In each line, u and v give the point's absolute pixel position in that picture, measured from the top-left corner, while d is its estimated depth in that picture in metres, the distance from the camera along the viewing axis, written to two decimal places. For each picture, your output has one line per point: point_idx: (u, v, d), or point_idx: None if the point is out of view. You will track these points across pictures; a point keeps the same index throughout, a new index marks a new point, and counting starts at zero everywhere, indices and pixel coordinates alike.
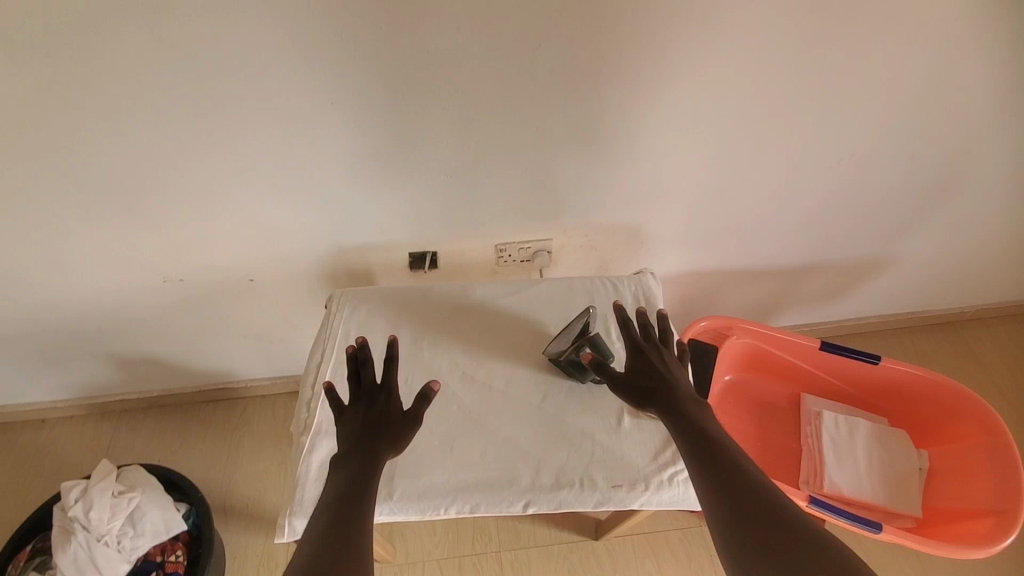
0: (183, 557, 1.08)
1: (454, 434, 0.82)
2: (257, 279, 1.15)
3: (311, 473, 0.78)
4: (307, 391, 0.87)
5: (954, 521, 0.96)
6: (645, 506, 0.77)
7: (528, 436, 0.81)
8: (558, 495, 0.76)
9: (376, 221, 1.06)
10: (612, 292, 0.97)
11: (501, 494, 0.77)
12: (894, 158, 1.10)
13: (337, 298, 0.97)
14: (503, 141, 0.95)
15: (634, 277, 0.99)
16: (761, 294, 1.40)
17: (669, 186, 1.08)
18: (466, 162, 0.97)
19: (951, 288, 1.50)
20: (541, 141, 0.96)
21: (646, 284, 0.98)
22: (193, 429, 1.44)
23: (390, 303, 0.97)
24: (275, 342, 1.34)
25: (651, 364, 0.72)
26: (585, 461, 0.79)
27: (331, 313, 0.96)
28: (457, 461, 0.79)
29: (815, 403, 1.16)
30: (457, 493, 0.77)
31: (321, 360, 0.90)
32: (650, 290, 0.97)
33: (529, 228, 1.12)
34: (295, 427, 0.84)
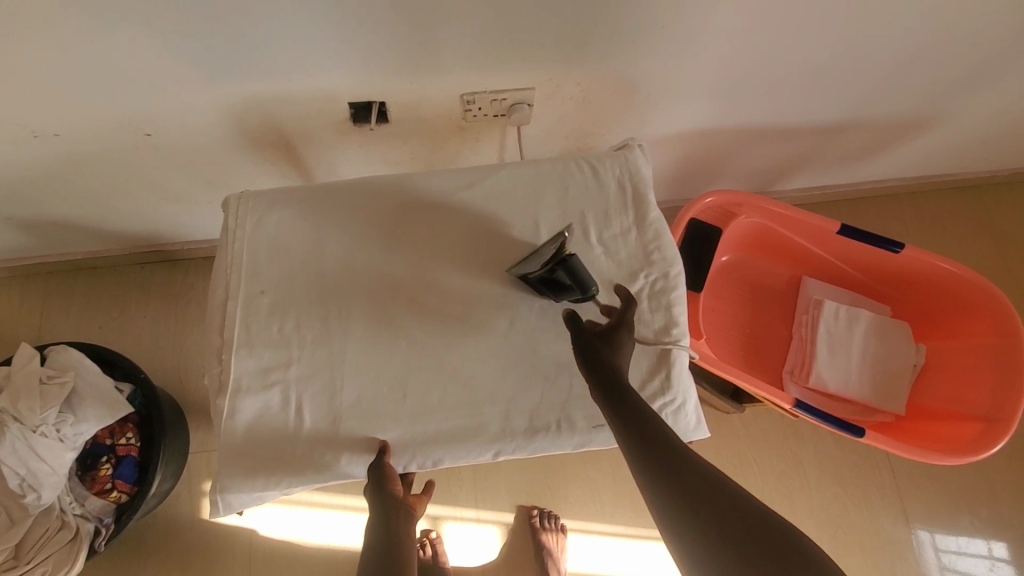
0: (135, 439, 1.05)
1: (406, 370, 0.70)
2: (156, 134, 0.90)
3: (239, 437, 0.67)
4: (216, 338, 0.70)
5: (938, 420, 0.94)
6: None
7: (495, 366, 0.70)
8: (531, 445, 0.68)
9: (297, 60, 0.79)
10: (589, 179, 0.77)
11: (470, 443, 0.68)
12: None
13: (240, 201, 0.74)
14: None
15: (616, 155, 0.78)
16: (777, 157, 1.19)
17: (696, 18, 0.80)
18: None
19: (993, 150, 1.30)
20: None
21: (632, 164, 0.78)
22: (133, 294, 1.29)
23: (311, 197, 0.75)
24: (204, 206, 1.12)
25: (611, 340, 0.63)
26: (562, 398, 0.69)
27: (229, 227, 0.73)
28: (413, 412, 0.68)
29: (816, 289, 1.06)
30: (416, 451, 0.67)
31: (225, 297, 0.70)
32: (637, 173, 0.77)
33: (506, 73, 0.85)
34: (208, 384, 0.69)
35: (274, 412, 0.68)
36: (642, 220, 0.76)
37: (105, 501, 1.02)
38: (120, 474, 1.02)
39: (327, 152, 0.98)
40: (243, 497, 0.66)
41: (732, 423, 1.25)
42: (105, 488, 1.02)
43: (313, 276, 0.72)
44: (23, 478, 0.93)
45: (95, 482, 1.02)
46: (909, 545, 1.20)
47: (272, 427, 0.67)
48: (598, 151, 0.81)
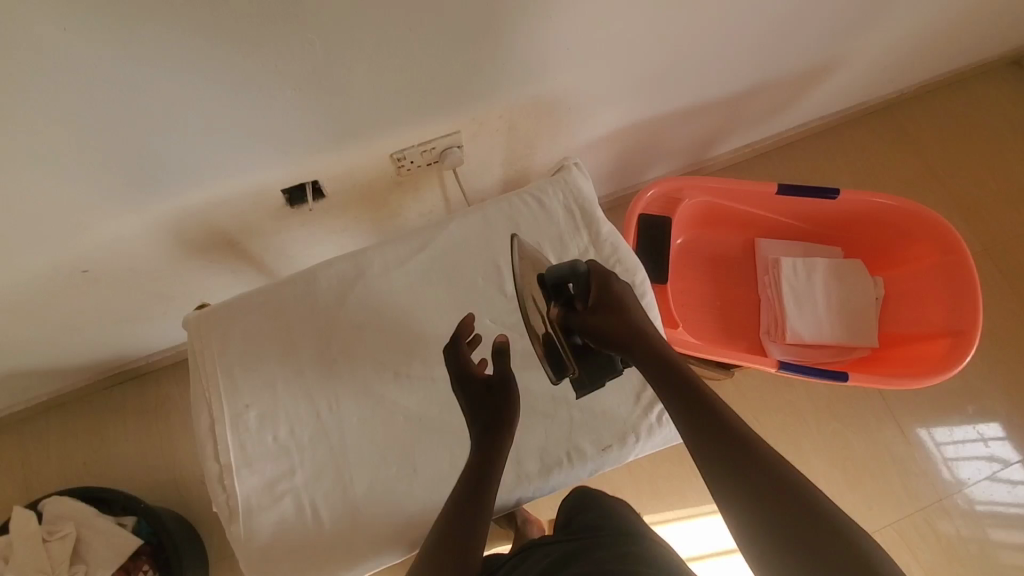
0: (152, 569, 1.02)
1: (412, 444, 0.70)
2: (94, 267, 0.87)
3: (265, 553, 0.66)
4: (213, 465, 0.68)
5: (909, 344, 0.99)
6: (639, 454, 0.72)
7: None
8: (549, 482, 0.69)
9: (220, 165, 0.78)
10: (536, 211, 0.78)
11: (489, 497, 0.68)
12: None
13: (200, 319, 0.73)
14: (365, 20, 0.64)
15: (556, 179, 0.80)
16: (703, 130, 1.23)
17: (601, 32, 0.82)
18: (322, 60, 0.68)
19: (896, 74, 1.37)
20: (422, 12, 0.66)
21: (573, 184, 0.80)
22: (110, 420, 1.25)
23: (272, 295, 0.74)
24: (158, 319, 1.09)
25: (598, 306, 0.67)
26: (565, 430, 0.70)
27: (196, 346, 0.72)
28: (428, 482, 0.69)
29: (771, 248, 1.10)
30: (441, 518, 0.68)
31: (213, 421, 0.69)
32: (580, 193, 0.79)
33: (430, 124, 0.85)
34: (218, 512, 0.68)
35: (294, 520, 0.67)
36: (597, 236, 0.78)
37: None
38: None
39: (271, 238, 0.97)
40: None
41: (726, 389, 1.30)
42: None
43: (292, 378, 0.71)
44: None
45: None
46: (911, 457, 1.27)
47: (291, 534, 0.67)
48: (538, 178, 0.82)
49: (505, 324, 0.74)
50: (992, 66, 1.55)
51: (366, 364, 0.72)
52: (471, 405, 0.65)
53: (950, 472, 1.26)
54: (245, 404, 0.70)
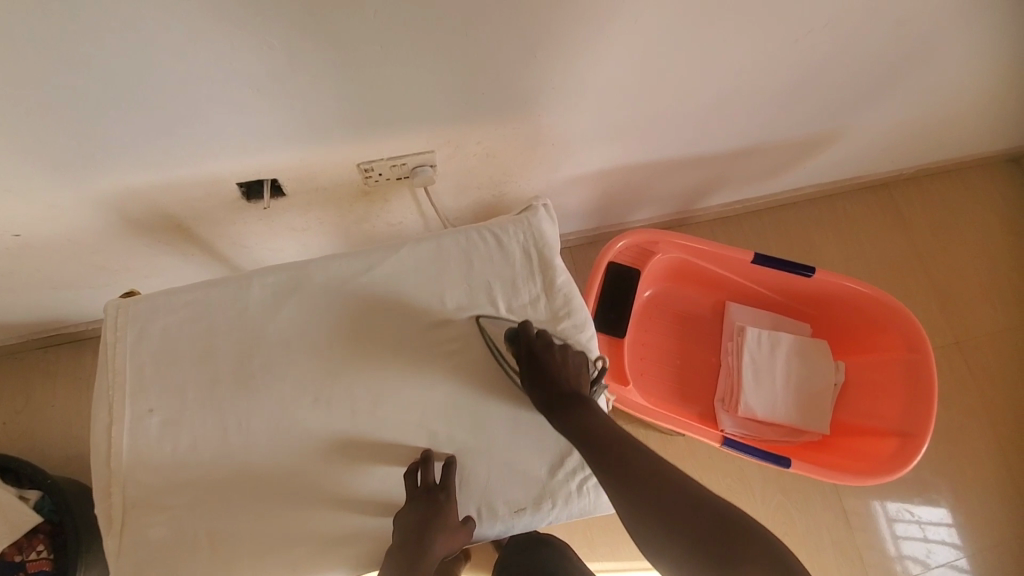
0: (46, 551, 0.97)
1: (317, 477, 0.66)
2: (26, 234, 0.82)
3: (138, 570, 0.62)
4: (103, 470, 0.64)
5: (859, 437, 0.97)
6: (554, 521, 0.69)
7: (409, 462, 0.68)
8: None
9: (168, 153, 0.74)
10: (492, 249, 0.75)
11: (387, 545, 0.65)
12: (868, 26, 0.84)
13: (117, 310, 0.68)
14: (335, 30, 0.60)
15: (521, 217, 0.77)
16: (692, 181, 1.20)
17: (591, 75, 0.79)
18: (287, 64, 0.64)
19: (895, 154, 1.35)
20: (398, 30, 0.62)
21: (536, 226, 0.77)
22: (38, 383, 1.19)
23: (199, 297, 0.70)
24: (98, 290, 1.04)
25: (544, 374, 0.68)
26: (480, 486, 0.67)
27: (110, 337, 0.68)
28: (326, 520, 0.65)
29: (739, 314, 1.07)
30: (334, 559, 0.65)
31: (111, 423, 0.65)
32: (541, 236, 0.76)
33: (402, 140, 0.81)
34: (99, 521, 0.64)
35: (177, 540, 0.63)
36: (551, 283, 0.75)
37: None
38: None
39: (223, 227, 0.92)
40: None
41: (676, 445, 1.27)
42: None
43: (204, 388, 0.67)
44: None
45: None
46: (850, 542, 1.25)
47: (173, 556, 0.63)
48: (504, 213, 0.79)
49: (438, 364, 0.70)
50: (994, 159, 1.54)
51: (286, 385, 0.68)
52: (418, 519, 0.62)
53: (893, 547, 1.25)
54: (149, 409, 0.66)
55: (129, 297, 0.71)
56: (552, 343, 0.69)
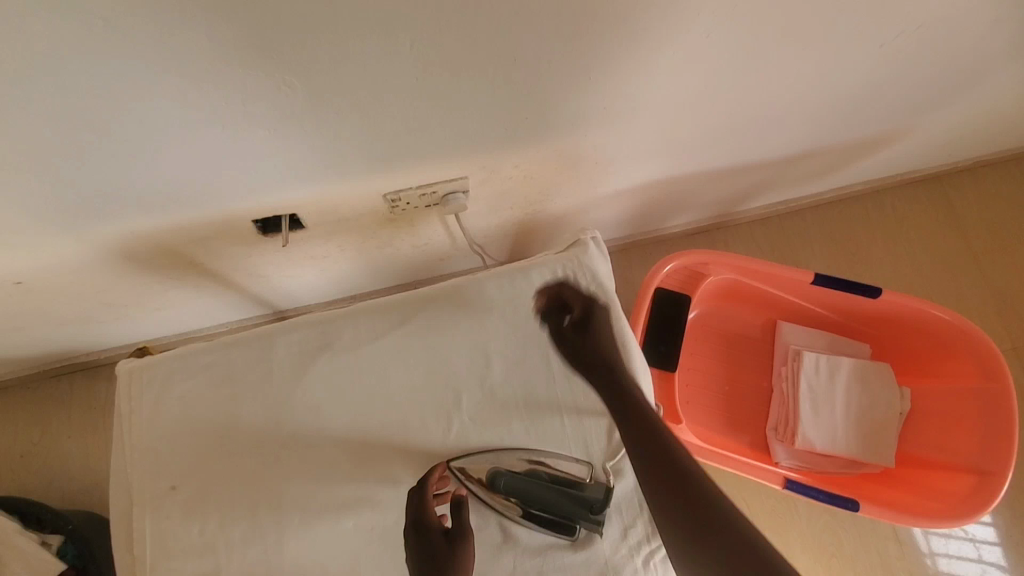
0: None
1: (357, 556, 0.61)
2: (28, 280, 0.76)
3: None
4: (127, 554, 0.59)
5: (926, 470, 0.90)
6: None
7: None
8: None
9: (178, 194, 0.66)
10: (539, 293, 0.68)
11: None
12: (956, 23, 0.74)
13: (131, 375, 0.63)
14: (366, 61, 0.53)
15: (569, 254, 0.69)
16: (737, 187, 1.11)
17: (643, 90, 0.70)
18: (310, 99, 0.56)
19: (954, 149, 1.25)
20: (436, 56, 0.54)
21: (586, 265, 0.69)
22: (52, 414, 1.14)
23: (217, 358, 0.64)
24: (111, 324, 0.98)
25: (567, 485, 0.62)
26: (537, 563, 0.61)
27: (124, 405, 0.62)
28: None
29: (794, 335, 1.00)
30: None
31: (132, 502, 0.60)
32: (593, 277, 0.69)
33: (432, 169, 0.73)
34: None
35: None
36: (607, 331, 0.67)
37: None
38: None
39: (239, 260, 0.85)
40: None
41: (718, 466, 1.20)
42: None
43: (229, 461, 0.62)
44: None
45: None
46: None
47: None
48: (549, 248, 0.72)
49: (484, 425, 0.64)
50: None
51: (318, 455, 0.62)
52: (416, 560, 0.57)
53: None
54: (170, 487, 0.60)
55: (142, 358, 0.65)
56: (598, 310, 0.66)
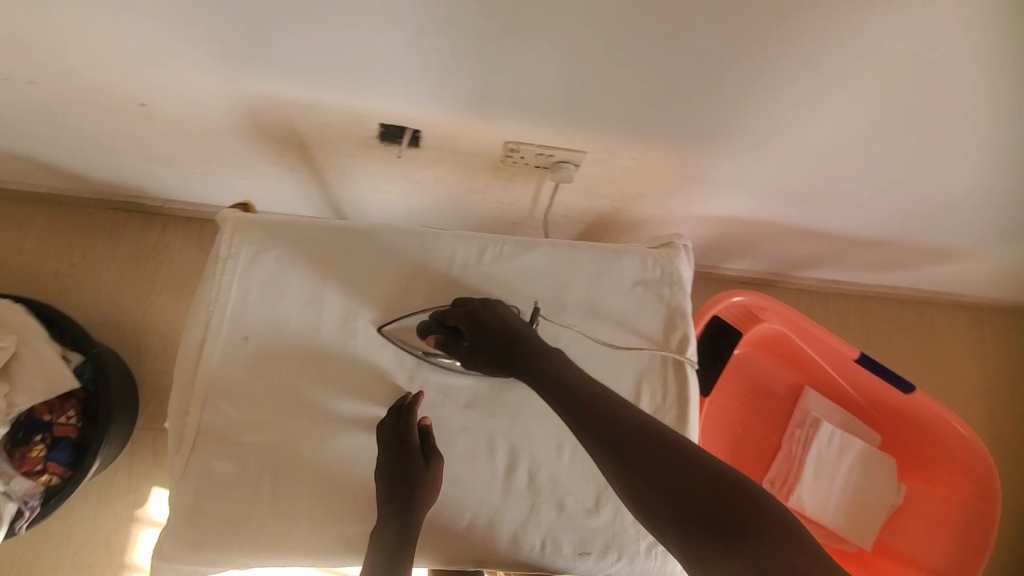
0: (76, 418, 0.95)
1: None
2: (152, 105, 0.77)
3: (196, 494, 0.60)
4: (187, 386, 0.62)
5: (898, 563, 0.95)
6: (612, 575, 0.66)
7: (485, 473, 0.65)
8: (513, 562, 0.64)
9: (332, 76, 0.69)
10: (624, 280, 0.71)
11: (443, 554, 0.63)
12: None
13: (237, 226, 0.65)
14: (569, 9, 0.56)
15: (661, 253, 0.72)
16: (804, 250, 1.15)
17: (779, 125, 0.73)
18: (501, 28, 0.59)
19: (1010, 285, 1.29)
20: (630, 27, 0.58)
21: (674, 270, 0.72)
22: (97, 243, 1.16)
23: (318, 238, 0.67)
24: (193, 176, 1.00)
25: (481, 332, 0.64)
26: (551, 518, 0.65)
27: (222, 251, 0.65)
28: None
29: (816, 403, 1.03)
30: None
31: (206, 339, 0.63)
32: (677, 283, 0.71)
33: (562, 134, 0.76)
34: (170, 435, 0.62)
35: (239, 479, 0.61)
36: (675, 335, 0.70)
37: (34, 483, 0.91)
38: (53, 458, 0.92)
39: (343, 157, 0.87)
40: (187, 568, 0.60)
41: None
42: (35, 469, 0.92)
43: (304, 333, 0.65)
44: None
45: (22, 462, 0.91)
46: None
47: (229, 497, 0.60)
48: (643, 242, 0.75)
49: None
50: None
51: (386, 355, 0.66)
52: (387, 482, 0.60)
53: None
54: (244, 339, 0.63)
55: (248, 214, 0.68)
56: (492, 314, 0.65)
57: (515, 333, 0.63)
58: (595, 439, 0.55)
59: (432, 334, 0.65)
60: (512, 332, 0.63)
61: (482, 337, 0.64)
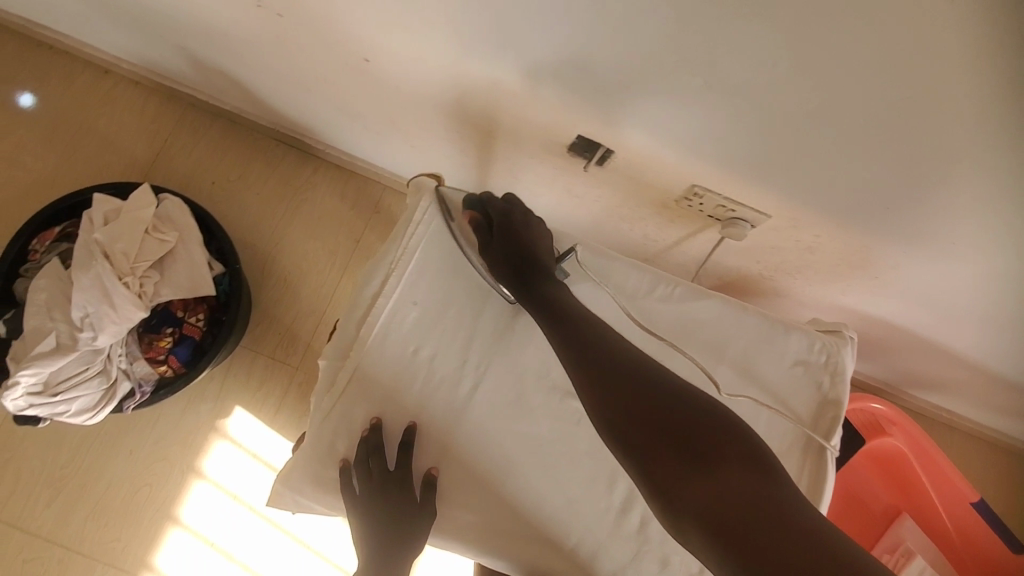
0: (203, 322, 1.01)
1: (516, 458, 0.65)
2: (375, 62, 0.81)
3: (333, 431, 0.63)
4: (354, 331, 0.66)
5: None
6: None
7: (598, 504, 0.64)
8: None
9: (559, 81, 0.71)
10: (783, 354, 0.70)
11: (540, 570, 0.62)
12: None
13: (434, 197, 0.69)
14: (832, 82, 0.56)
15: (829, 341, 0.70)
16: (937, 373, 1.08)
17: (990, 249, 0.70)
18: (752, 83, 0.59)
19: None
20: (885, 113, 0.57)
21: (839, 359, 0.69)
22: (255, 166, 1.24)
23: (502, 230, 0.69)
24: (369, 132, 1.05)
25: (507, 237, 0.65)
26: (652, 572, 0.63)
27: (414, 216, 0.68)
28: (501, 505, 0.64)
29: (911, 535, 0.96)
30: (489, 546, 0.62)
31: (380, 293, 0.66)
32: (840, 373, 0.69)
33: (754, 193, 0.76)
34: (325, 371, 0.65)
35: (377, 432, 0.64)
36: (823, 426, 0.67)
37: (152, 370, 0.98)
38: (176, 352, 0.98)
39: (522, 155, 0.90)
40: (302, 500, 0.63)
41: None
42: (157, 358, 0.98)
43: (467, 315, 0.67)
44: (87, 315, 0.90)
45: (150, 347, 0.97)
46: None
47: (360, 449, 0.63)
48: (809, 323, 0.73)
49: None
50: None
51: (535, 359, 0.67)
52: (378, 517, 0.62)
53: None
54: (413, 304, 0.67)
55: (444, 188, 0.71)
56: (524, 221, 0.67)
57: (537, 257, 0.65)
58: (584, 365, 0.55)
59: (472, 208, 0.67)
60: (533, 252, 0.65)
61: (506, 244, 0.65)
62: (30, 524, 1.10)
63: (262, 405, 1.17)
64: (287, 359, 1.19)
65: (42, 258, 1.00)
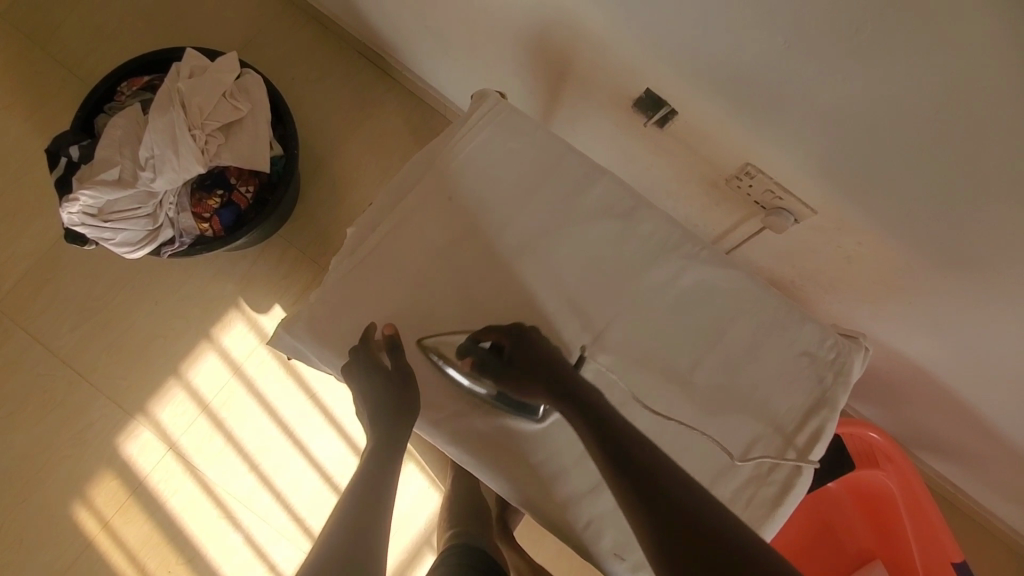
0: (251, 195, 1.07)
1: None
2: None
3: (343, 294, 0.67)
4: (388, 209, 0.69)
5: None
6: None
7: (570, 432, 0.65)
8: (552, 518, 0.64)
9: (638, 29, 0.72)
10: (791, 341, 0.69)
11: (500, 473, 0.64)
12: None
13: (492, 106, 0.71)
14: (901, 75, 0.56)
15: (841, 342, 0.69)
16: (950, 437, 1.04)
17: None
18: (826, 62, 0.59)
19: None
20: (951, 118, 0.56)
21: (848, 361, 0.69)
22: (334, 72, 1.29)
23: (549, 153, 0.71)
24: (447, 57, 1.09)
25: (523, 354, 0.62)
26: (606, 508, 0.64)
27: (469, 119, 0.71)
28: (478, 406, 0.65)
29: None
30: (456, 439, 0.64)
31: (419, 181, 0.69)
32: (843, 374, 0.68)
33: (805, 182, 0.75)
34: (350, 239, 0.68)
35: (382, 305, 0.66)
36: (814, 422, 0.67)
37: (195, 225, 1.03)
38: (220, 214, 1.04)
39: (589, 103, 0.91)
40: (299, 348, 0.66)
41: None
42: (202, 215, 1.03)
43: (493, 223, 0.69)
44: (152, 156, 0.96)
45: (198, 204, 1.03)
46: None
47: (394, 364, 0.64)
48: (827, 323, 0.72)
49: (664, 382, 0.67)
50: None
51: (547, 280, 0.68)
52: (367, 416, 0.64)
53: None
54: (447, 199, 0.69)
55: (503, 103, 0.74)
56: (531, 342, 0.63)
57: (561, 369, 0.61)
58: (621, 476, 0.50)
59: (470, 355, 0.63)
60: (551, 358, 0.62)
61: (523, 359, 0.62)
62: (53, 343, 1.17)
63: (282, 293, 1.22)
64: (316, 258, 1.23)
65: (124, 101, 1.07)
